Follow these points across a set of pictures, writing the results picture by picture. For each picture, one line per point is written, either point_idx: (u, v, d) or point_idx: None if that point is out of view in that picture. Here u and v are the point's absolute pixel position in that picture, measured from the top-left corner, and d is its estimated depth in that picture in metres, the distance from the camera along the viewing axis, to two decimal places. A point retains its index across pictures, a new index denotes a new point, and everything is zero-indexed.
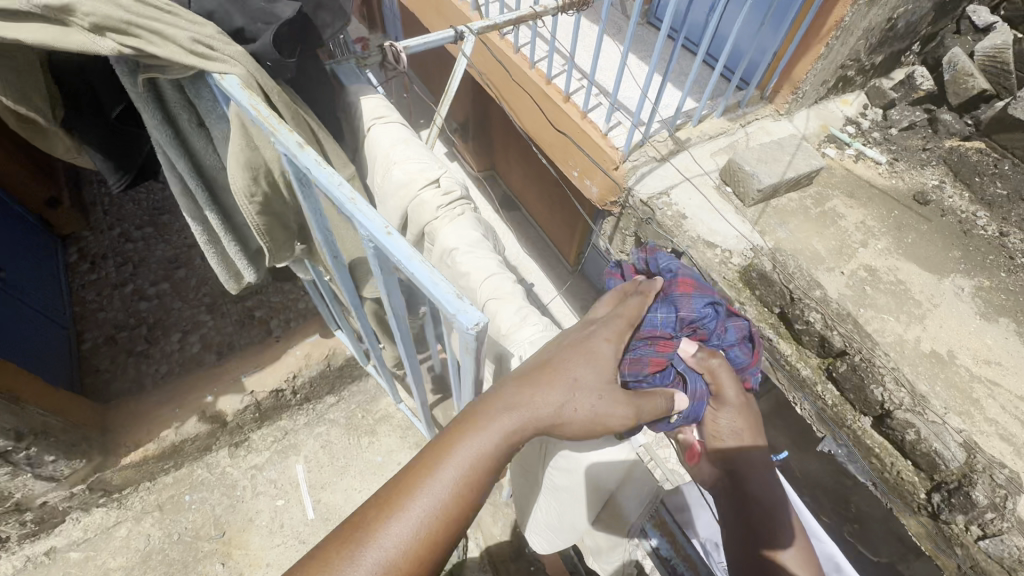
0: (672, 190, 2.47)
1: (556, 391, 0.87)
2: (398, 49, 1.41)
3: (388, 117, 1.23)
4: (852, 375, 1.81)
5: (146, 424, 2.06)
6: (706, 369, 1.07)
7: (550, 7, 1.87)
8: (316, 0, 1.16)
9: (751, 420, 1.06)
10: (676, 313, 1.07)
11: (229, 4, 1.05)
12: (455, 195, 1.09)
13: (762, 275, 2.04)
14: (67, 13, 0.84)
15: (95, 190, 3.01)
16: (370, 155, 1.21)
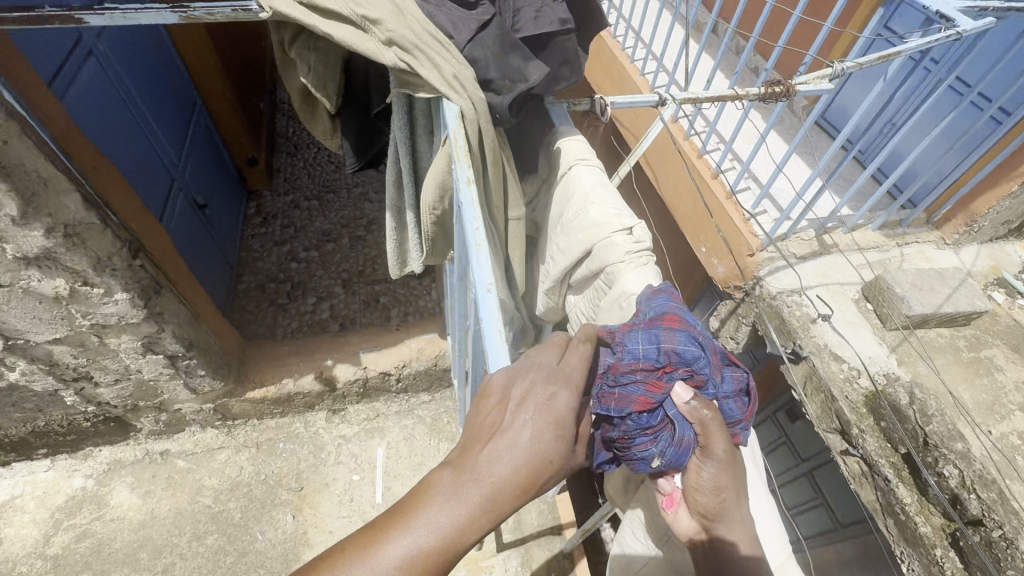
0: (805, 292, 2.32)
1: (522, 455, 0.77)
2: (606, 102, 1.50)
3: (592, 159, 1.33)
4: (984, 551, 1.60)
5: (273, 367, 2.28)
6: (697, 418, 0.94)
7: (751, 93, 1.73)
8: (563, 57, 1.28)
9: (738, 485, 0.93)
10: (668, 347, 0.97)
11: (491, 60, 1.19)
12: (645, 246, 1.15)
13: (894, 406, 1.86)
14: (373, 25, 1.10)
15: (283, 160, 3.49)
16: (567, 188, 1.31)
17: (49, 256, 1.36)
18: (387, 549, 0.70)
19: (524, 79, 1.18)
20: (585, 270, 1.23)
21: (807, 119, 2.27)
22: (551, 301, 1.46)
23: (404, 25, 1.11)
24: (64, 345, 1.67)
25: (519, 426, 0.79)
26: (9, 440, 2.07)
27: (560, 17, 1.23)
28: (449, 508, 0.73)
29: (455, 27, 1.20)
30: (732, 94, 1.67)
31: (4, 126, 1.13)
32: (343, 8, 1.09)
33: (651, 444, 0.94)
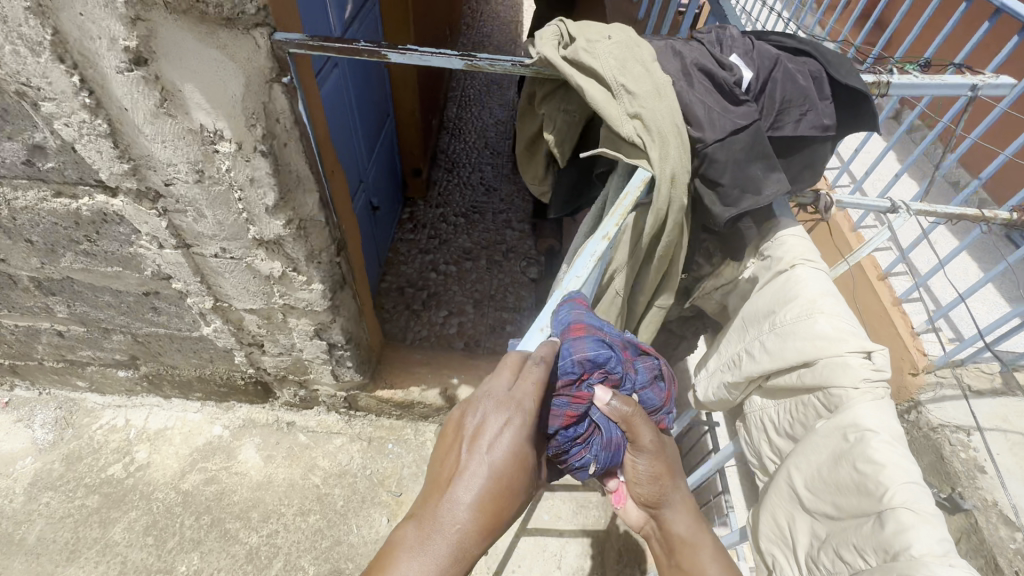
0: (976, 432, 2.12)
1: (478, 498, 0.87)
2: (832, 200, 1.39)
3: (819, 261, 1.23)
4: None
5: (404, 372, 2.38)
6: (621, 416, 1.11)
7: (1000, 217, 1.51)
8: (809, 162, 1.15)
9: (665, 467, 1.19)
10: (580, 356, 1.07)
11: (732, 164, 1.04)
12: (885, 376, 1.02)
13: None
14: (624, 93, 1.06)
15: (440, 175, 3.72)
16: (785, 284, 1.22)
17: (278, 242, 1.53)
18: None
19: (758, 192, 1.05)
20: (791, 379, 1.14)
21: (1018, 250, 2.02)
22: (728, 394, 1.39)
23: (660, 104, 1.04)
24: (255, 316, 1.86)
25: (473, 474, 0.87)
26: (179, 380, 2.34)
27: (823, 123, 1.08)
28: (425, 557, 0.85)
29: (710, 119, 1.05)
30: (976, 214, 1.48)
31: (289, 132, 1.29)
32: (607, 72, 1.06)
33: (585, 450, 1.11)
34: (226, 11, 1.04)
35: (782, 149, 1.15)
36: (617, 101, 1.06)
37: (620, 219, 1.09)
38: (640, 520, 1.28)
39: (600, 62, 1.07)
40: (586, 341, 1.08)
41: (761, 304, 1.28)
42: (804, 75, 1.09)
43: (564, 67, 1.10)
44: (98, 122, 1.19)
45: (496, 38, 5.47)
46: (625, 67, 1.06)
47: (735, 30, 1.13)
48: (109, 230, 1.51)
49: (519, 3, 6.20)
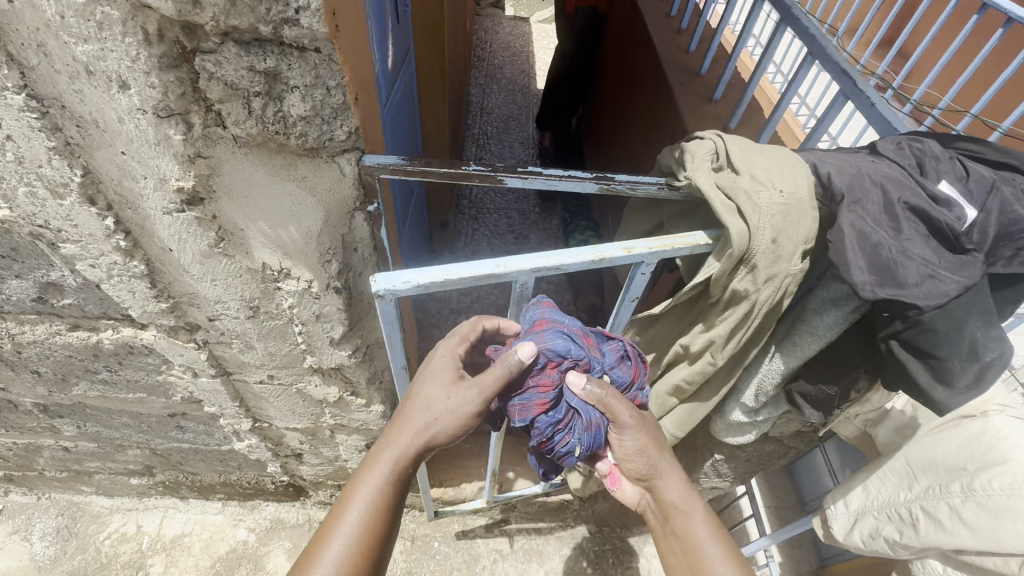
0: None
1: (414, 413, 0.94)
2: None
3: (1018, 411, 1.05)
4: None
5: (454, 468, 2.11)
6: (597, 398, 0.95)
7: None
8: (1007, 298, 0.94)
9: (651, 438, 1.04)
10: (543, 347, 0.96)
11: (949, 330, 0.81)
12: None
13: None
14: (746, 261, 0.89)
15: (464, 223, 3.51)
16: (976, 434, 1.04)
17: (337, 368, 1.28)
18: (330, 552, 0.85)
19: (977, 359, 0.83)
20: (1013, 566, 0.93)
21: None
22: (889, 548, 1.18)
23: (772, 287, 0.91)
24: (298, 433, 1.61)
25: (422, 403, 0.94)
26: (200, 485, 2.06)
27: None
28: (381, 481, 0.91)
29: (913, 277, 0.81)
30: None
31: (366, 261, 1.06)
32: (758, 240, 0.85)
33: (570, 436, 0.97)
34: (309, 141, 0.81)
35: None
36: (740, 270, 0.90)
37: (656, 242, 0.92)
38: (636, 495, 1.14)
39: (757, 226, 0.84)
40: (549, 333, 0.98)
41: (943, 457, 1.08)
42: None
43: (714, 203, 0.86)
44: (134, 264, 0.95)
45: (507, 70, 5.29)
46: (775, 244, 0.86)
47: (930, 142, 0.93)
48: (134, 360, 1.26)
49: (530, 33, 6.06)
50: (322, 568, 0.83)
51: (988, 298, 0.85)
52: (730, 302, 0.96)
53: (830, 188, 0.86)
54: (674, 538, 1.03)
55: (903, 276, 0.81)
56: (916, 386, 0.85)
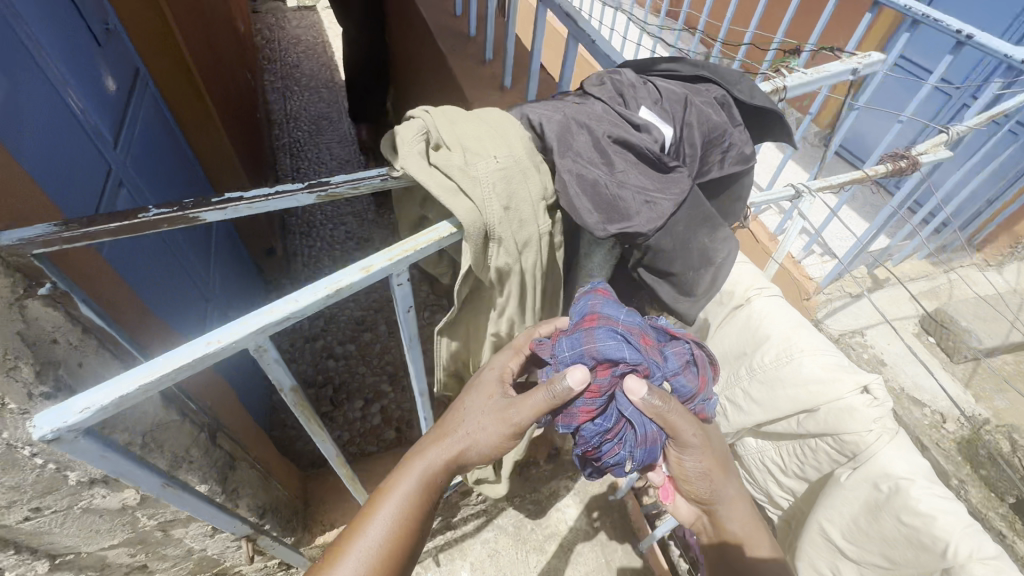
0: (867, 330, 2.95)
1: (457, 427, 1.01)
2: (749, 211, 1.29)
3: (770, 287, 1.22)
4: None
5: (343, 503, 1.95)
6: (652, 413, 0.92)
7: (876, 171, 1.63)
8: (733, 197, 1.03)
9: (717, 462, 1.04)
10: (591, 349, 0.92)
11: (675, 249, 0.87)
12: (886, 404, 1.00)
13: (992, 454, 2.44)
14: (491, 239, 0.85)
15: (297, 243, 3.24)
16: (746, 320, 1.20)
17: None
18: (351, 556, 0.89)
19: (710, 262, 0.90)
20: (789, 421, 1.12)
21: (895, 198, 2.63)
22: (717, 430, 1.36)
23: (528, 252, 0.90)
24: (120, 548, 1.35)
25: (467, 416, 1.00)
26: None
27: (743, 152, 0.97)
28: (407, 492, 0.96)
29: (638, 211, 0.83)
30: (861, 176, 1.57)
31: (80, 344, 0.87)
32: (488, 215, 0.82)
33: (619, 444, 0.96)
34: None
35: (712, 188, 1.04)
36: (492, 249, 0.86)
37: (396, 254, 0.81)
38: (691, 513, 1.18)
39: (480, 200, 0.81)
40: (600, 331, 0.93)
41: (729, 346, 1.23)
42: (720, 111, 0.97)
43: (431, 192, 0.80)
44: None
45: (305, 67, 4.90)
46: (509, 210, 0.84)
47: (629, 75, 0.96)
48: None
49: (320, 22, 5.64)
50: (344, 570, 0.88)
51: (708, 205, 0.91)
52: (501, 281, 0.94)
53: (544, 140, 0.86)
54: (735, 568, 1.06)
55: (626, 208, 0.83)
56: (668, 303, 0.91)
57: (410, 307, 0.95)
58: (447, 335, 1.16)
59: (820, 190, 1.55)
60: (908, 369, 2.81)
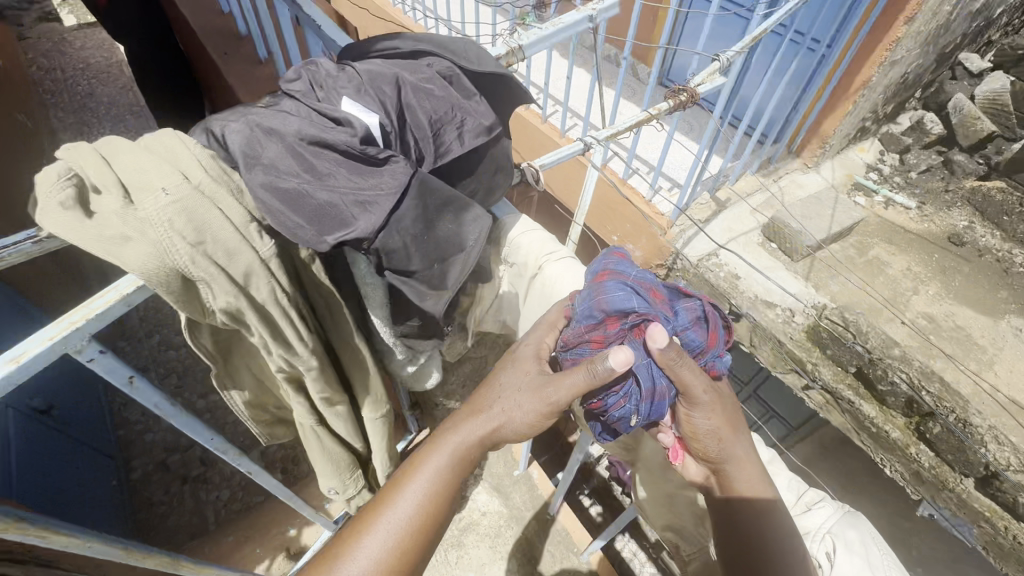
0: (718, 251, 3.21)
1: (489, 412, 1.42)
2: (536, 170, 1.36)
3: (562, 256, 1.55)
4: (948, 435, 2.43)
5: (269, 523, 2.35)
6: (666, 364, 1.28)
7: (663, 109, 1.70)
8: (469, 188, 1.13)
9: (724, 421, 1.42)
10: (601, 305, 1.30)
11: (409, 245, 0.95)
12: None
13: (832, 334, 2.76)
14: (193, 278, 0.80)
15: None
16: (550, 281, 1.51)
17: None
18: (399, 508, 1.36)
19: (445, 248, 1.00)
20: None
21: (713, 117, 2.78)
22: None
23: (253, 290, 0.86)
24: None
25: (500, 401, 1.42)
26: None
27: (483, 125, 1.12)
28: (439, 468, 1.39)
29: (351, 215, 0.89)
30: (645, 117, 1.66)
31: None
32: (173, 260, 0.78)
33: (624, 393, 1.31)
34: None
35: (457, 170, 1.12)
36: (205, 289, 0.82)
37: (46, 331, 0.92)
38: (700, 473, 1.57)
39: (160, 243, 0.77)
40: (611, 290, 1.31)
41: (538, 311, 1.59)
42: (447, 98, 1.10)
43: (96, 252, 0.76)
44: None
45: (103, 95, 4.32)
46: (205, 245, 0.79)
47: (341, 76, 1.07)
48: None
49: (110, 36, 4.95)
50: (393, 518, 1.35)
51: (443, 189, 0.99)
52: (239, 322, 0.89)
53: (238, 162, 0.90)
54: (740, 515, 1.44)
55: (339, 216, 0.88)
56: (418, 296, 0.99)
57: (125, 377, 1.11)
58: (236, 389, 1.14)
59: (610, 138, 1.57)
60: (757, 277, 3.10)
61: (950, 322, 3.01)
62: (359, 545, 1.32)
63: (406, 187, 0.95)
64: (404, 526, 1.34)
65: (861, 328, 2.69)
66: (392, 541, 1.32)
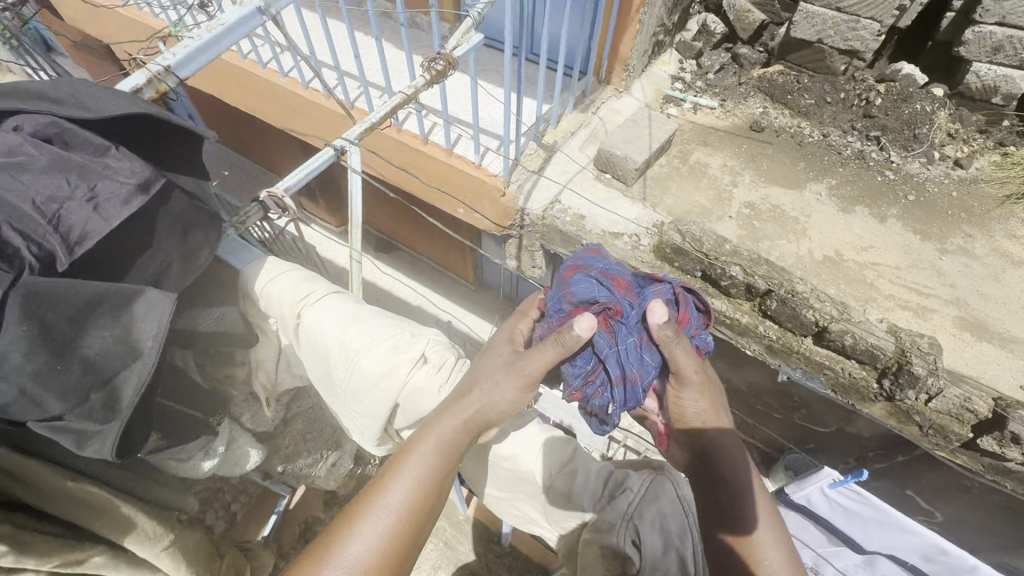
0: (560, 197, 3.25)
1: (472, 398, 1.69)
2: (278, 195, 1.86)
3: (326, 305, 1.81)
4: (784, 307, 2.67)
5: None
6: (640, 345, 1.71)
7: (419, 85, 2.13)
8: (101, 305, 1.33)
9: (705, 400, 1.74)
10: (568, 301, 1.83)
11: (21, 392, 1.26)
12: (426, 364, 1.79)
13: (675, 247, 2.94)
14: None
15: None
16: (310, 325, 1.78)
17: None
18: (394, 490, 1.58)
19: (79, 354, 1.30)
20: (401, 380, 1.75)
21: (505, 52, 2.70)
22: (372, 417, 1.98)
23: None
24: None
25: (483, 388, 1.70)
26: None
27: (125, 184, 1.48)
28: (428, 453, 1.63)
29: None
30: (401, 98, 2.08)
31: None
32: None
33: (594, 377, 1.74)
34: None
35: (100, 247, 1.46)
36: None
37: None
38: (681, 457, 1.79)
39: None
40: (574, 288, 1.83)
41: (320, 356, 1.84)
42: (63, 181, 1.42)
43: None
44: None
45: None
46: None
47: None
48: None
49: None
50: (388, 498, 1.57)
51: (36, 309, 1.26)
52: None
53: None
54: (720, 473, 1.65)
55: None
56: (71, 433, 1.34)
57: None
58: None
59: (366, 132, 2.05)
60: (601, 212, 3.19)
61: (768, 204, 3.33)
62: (357, 527, 1.51)
63: (6, 311, 1.23)
64: (399, 505, 1.56)
65: (695, 237, 2.89)
66: (389, 520, 1.54)
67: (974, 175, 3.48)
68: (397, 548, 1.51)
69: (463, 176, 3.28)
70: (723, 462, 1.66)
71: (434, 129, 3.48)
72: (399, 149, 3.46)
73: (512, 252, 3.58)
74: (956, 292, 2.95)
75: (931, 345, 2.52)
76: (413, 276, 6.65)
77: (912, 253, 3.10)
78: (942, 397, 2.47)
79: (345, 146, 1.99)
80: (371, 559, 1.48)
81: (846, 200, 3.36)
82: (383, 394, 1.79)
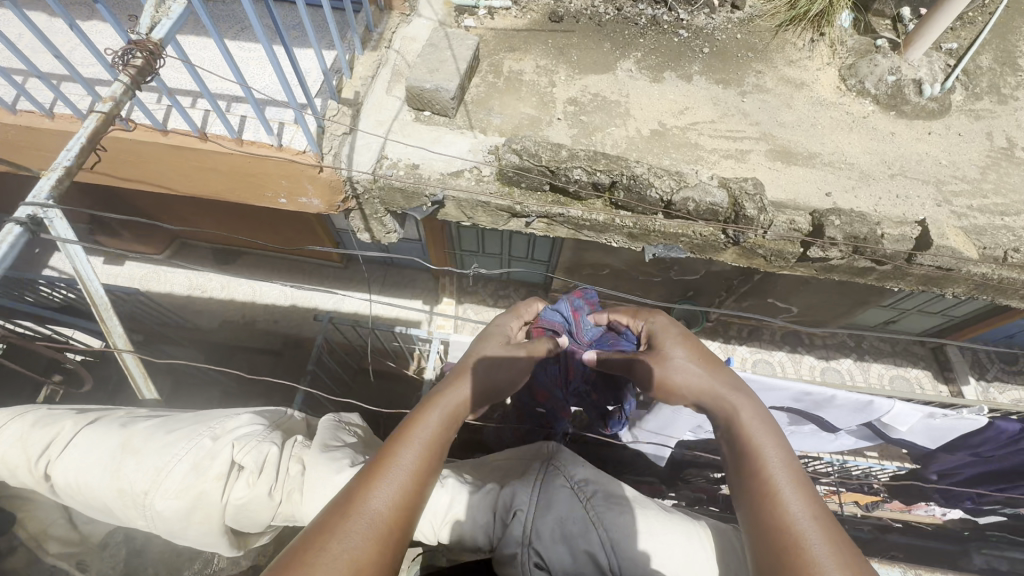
0: (384, 152, 2.95)
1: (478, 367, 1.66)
2: None
3: (74, 455, 1.48)
4: (630, 193, 2.76)
5: None
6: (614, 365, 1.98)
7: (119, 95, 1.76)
8: None
9: (699, 351, 1.73)
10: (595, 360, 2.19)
11: None
12: (225, 471, 1.50)
13: (516, 167, 2.83)
14: None
15: None
16: (64, 481, 1.47)
17: None
18: (407, 453, 1.36)
19: None
20: (215, 504, 1.48)
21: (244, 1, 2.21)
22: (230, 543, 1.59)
23: None
24: None
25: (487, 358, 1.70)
26: None
27: None
28: (438, 415, 1.48)
29: None
30: (98, 119, 1.68)
31: None
32: None
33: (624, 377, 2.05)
34: None
35: None
36: None
37: None
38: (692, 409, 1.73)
39: None
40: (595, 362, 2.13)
41: (105, 511, 1.49)
42: None
43: None
44: None
45: None
46: None
47: None
48: None
49: None
50: (400, 464, 1.33)
51: None
52: None
53: None
54: (728, 415, 1.59)
55: None
56: None
57: None
58: None
59: (64, 178, 1.62)
60: (432, 154, 2.97)
61: (589, 95, 3.32)
62: (367, 501, 1.24)
63: None
64: (412, 466, 1.34)
65: (532, 152, 2.79)
66: (406, 482, 1.31)
67: (750, 13, 3.73)
68: (415, 512, 1.29)
69: (266, 164, 2.81)
70: (741, 412, 1.56)
71: (207, 119, 2.91)
72: (173, 153, 2.82)
73: (358, 225, 3.24)
74: (762, 128, 3.25)
75: (753, 185, 2.78)
76: (273, 277, 5.94)
77: (719, 103, 3.32)
78: (775, 229, 2.75)
79: (35, 213, 1.56)
80: (396, 509, 1.26)
81: (653, 69, 3.46)
82: (205, 528, 1.49)
